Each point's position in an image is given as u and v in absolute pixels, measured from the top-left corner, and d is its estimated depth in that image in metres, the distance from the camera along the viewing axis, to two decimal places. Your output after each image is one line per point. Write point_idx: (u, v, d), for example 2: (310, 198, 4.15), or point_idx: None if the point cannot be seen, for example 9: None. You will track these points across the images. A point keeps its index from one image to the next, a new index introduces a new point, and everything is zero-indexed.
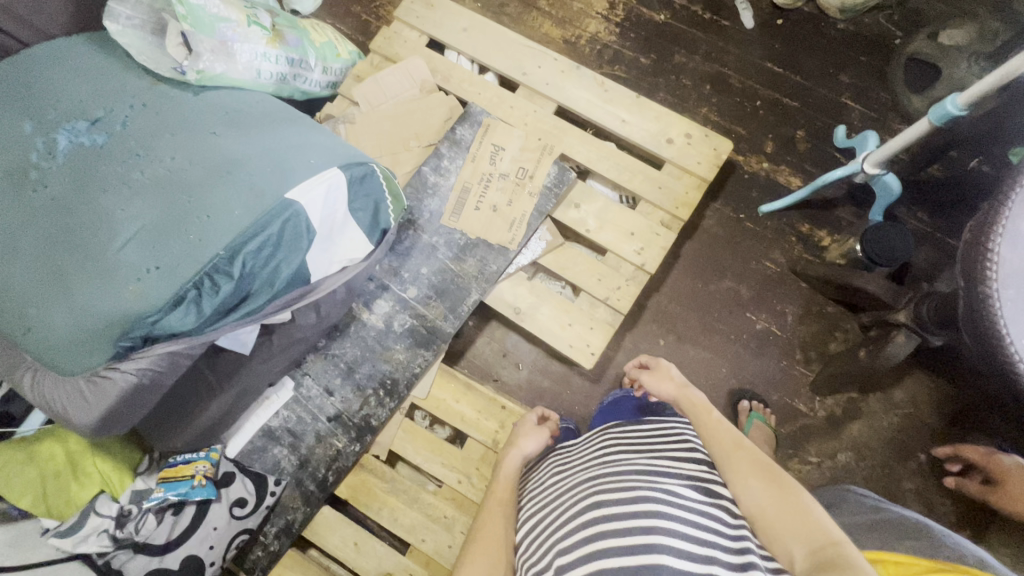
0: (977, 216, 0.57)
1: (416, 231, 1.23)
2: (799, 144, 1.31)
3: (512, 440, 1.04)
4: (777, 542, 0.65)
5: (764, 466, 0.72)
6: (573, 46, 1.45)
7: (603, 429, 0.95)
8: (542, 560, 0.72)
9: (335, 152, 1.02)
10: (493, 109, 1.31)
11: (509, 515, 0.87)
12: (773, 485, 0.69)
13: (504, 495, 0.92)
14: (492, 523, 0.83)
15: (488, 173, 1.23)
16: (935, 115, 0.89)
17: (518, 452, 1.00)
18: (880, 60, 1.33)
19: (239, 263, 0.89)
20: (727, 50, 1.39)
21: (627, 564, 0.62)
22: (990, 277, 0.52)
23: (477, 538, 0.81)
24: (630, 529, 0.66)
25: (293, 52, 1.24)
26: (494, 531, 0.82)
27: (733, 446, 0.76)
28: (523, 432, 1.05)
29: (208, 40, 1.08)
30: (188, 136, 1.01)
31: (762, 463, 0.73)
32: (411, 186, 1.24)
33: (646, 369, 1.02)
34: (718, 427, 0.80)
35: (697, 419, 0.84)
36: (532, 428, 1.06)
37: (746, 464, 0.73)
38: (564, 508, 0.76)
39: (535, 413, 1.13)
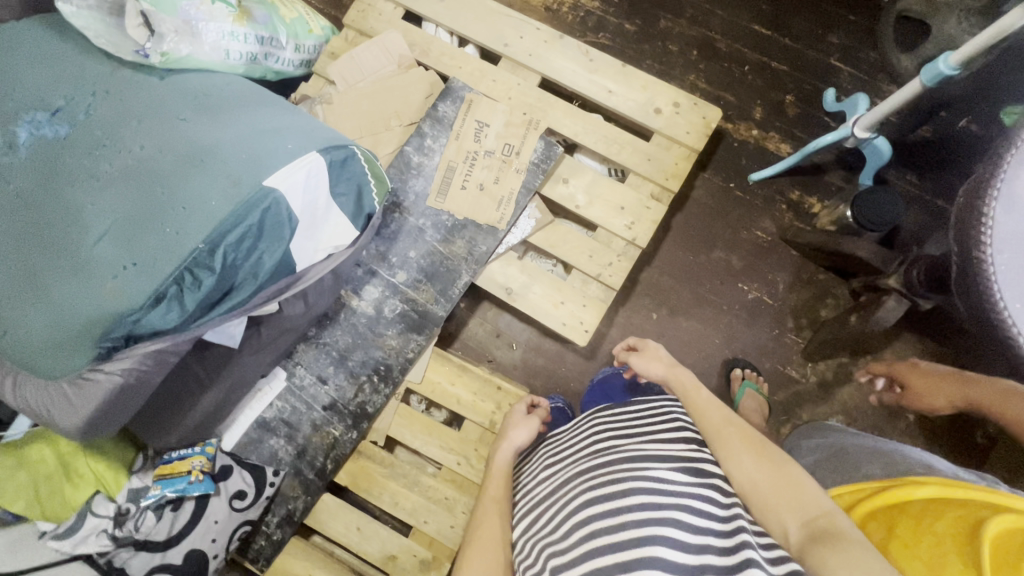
0: (971, 180, 0.56)
1: (401, 214, 1.20)
2: (788, 109, 1.29)
3: (504, 431, 1.04)
4: (771, 517, 0.66)
5: (754, 441, 0.73)
6: (555, 14, 1.40)
7: (593, 413, 0.94)
8: (539, 560, 0.72)
9: (313, 136, 0.98)
10: (475, 83, 1.26)
11: (505, 513, 0.87)
12: (763, 460, 0.70)
13: (497, 493, 0.92)
14: (489, 523, 0.84)
15: (472, 150, 1.19)
16: (927, 76, 0.87)
17: (509, 445, 1.00)
18: (869, 19, 1.30)
19: (220, 255, 0.86)
20: (714, 13, 1.35)
21: (623, 561, 0.63)
22: (984, 242, 0.52)
23: (475, 537, 0.83)
24: (624, 524, 0.66)
25: (262, 30, 1.18)
26: (492, 531, 0.83)
27: (722, 422, 0.77)
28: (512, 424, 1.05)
29: (171, 20, 1.03)
30: (156, 123, 0.97)
31: (751, 437, 0.74)
32: (394, 168, 1.21)
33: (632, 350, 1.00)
34: (706, 404, 0.81)
35: (686, 398, 0.84)
36: (521, 419, 1.05)
37: (736, 439, 0.73)
38: (559, 503, 0.76)
39: (524, 402, 1.12)
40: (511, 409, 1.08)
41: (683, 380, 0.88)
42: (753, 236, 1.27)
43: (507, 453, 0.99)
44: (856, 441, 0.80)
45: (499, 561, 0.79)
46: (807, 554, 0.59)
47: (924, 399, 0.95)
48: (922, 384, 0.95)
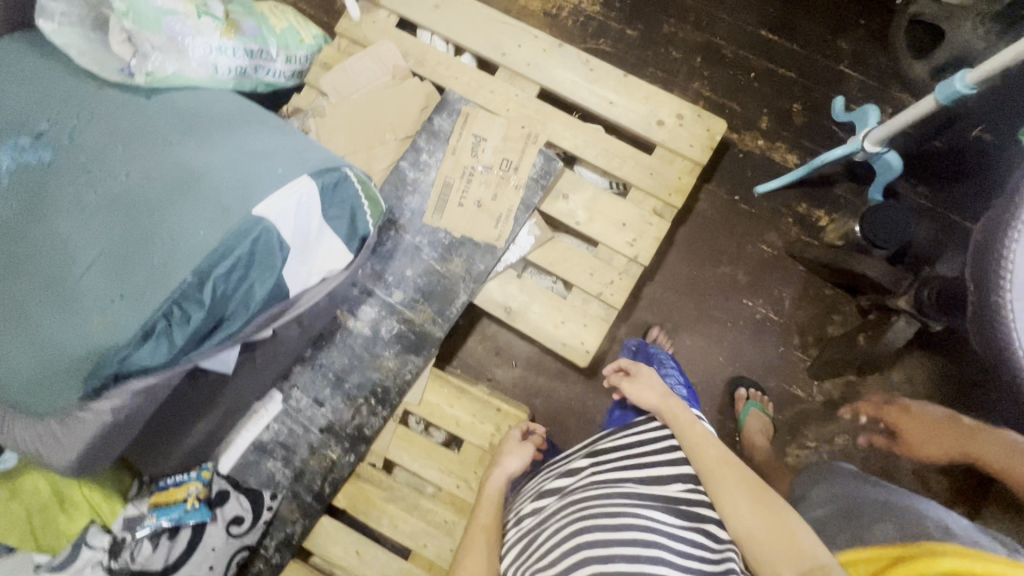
0: (996, 209, 0.50)
1: (397, 231, 1.17)
2: (795, 118, 1.25)
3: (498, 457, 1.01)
4: (765, 567, 0.65)
5: (749, 486, 0.72)
6: (554, 19, 1.36)
7: (587, 441, 0.91)
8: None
9: (304, 158, 0.95)
10: (472, 95, 1.22)
11: (494, 539, 0.85)
12: (760, 506, 0.69)
13: (488, 520, 0.88)
14: (475, 548, 0.83)
15: (469, 166, 1.16)
16: (941, 94, 0.83)
17: (501, 471, 0.98)
18: (879, 23, 1.25)
19: (210, 288, 0.83)
20: (719, 17, 1.30)
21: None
22: (1002, 287, 0.48)
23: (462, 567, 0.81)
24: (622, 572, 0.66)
25: (251, 42, 1.14)
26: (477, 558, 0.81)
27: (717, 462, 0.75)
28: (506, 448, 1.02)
29: (155, 38, 0.99)
30: (142, 146, 0.93)
31: (746, 481, 0.73)
32: (389, 184, 1.18)
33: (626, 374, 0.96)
34: (701, 443, 0.78)
35: (679, 431, 0.81)
36: (514, 444, 1.03)
37: (731, 485, 0.72)
38: (550, 530, 0.76)
39: (519, 428, 1.09)
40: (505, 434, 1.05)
41: (677, 411, 0.84)
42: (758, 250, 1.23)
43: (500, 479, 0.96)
44: (865, 494, 0.79)
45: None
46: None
47: (917, 447, 0.92)
48: (917, 430, 0.91)
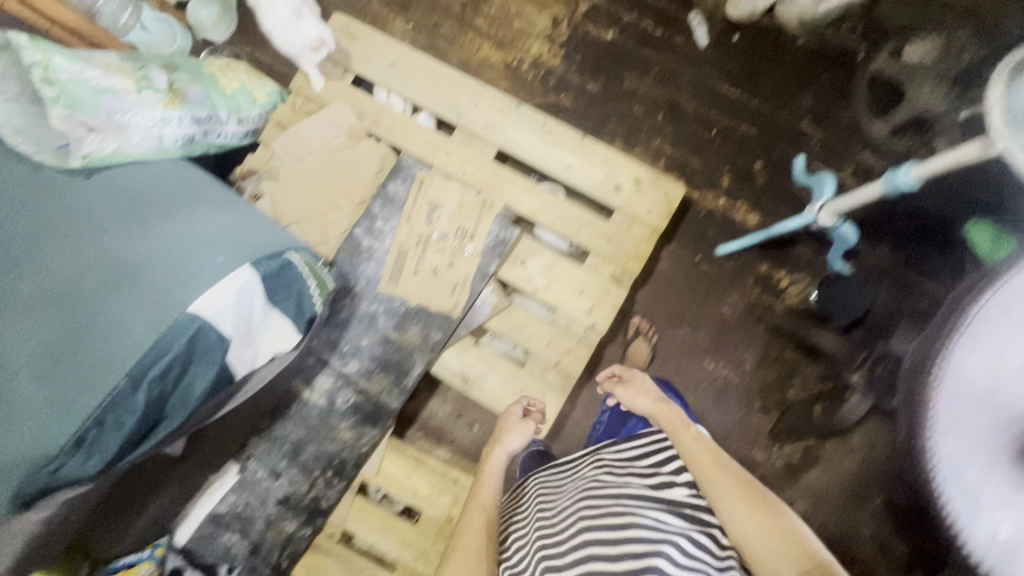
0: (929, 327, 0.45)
1: (353, 300, 1.16)
2: (757, 177, 1.23)
3: (498, 434, 1.04)
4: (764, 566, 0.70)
5: (741, 484, 0.77)
6: (514, 72, 1.33)
7: (593, 450, 0.98)
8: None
9: (246, 245, 0.93)
10: (428, 157, 1.20)
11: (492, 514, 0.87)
12: (756, 508, 0.74)
13: (488, 498, 0.91)
14: (474, 526, 0.85)
15: (425, 233, 1.14)
16: (887, 185, 0.82)
17: (502, 448, 1.00)
18: (843, 78, 1.23)
19: (144, 390, 0.81)
20: (681, 71, 1.28)
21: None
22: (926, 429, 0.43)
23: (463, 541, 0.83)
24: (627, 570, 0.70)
25: (199, 109, 1.11)
26: (476, 533, 0.84)
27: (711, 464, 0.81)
28: (506, 424, 1.05)
29: (92, 118, 0.96)
30: (78, 235, 0.91)
31: (739, 481, 0.78)
32: (344, 252, 1.16)
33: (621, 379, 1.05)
34: (694, 444, 0.85)
35: (677, 438, 0.88)
36: (515, 422, 1.04)
37: (726, 482, 0.77)
38: (560, 526, 0.81)
39: (517, 404, 1.08)
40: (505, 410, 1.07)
41: (672, 418, 0.92)
42: (720, 312, 1.22)
43: (501, 456, 0.98)
44: None
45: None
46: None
47: None
48: None
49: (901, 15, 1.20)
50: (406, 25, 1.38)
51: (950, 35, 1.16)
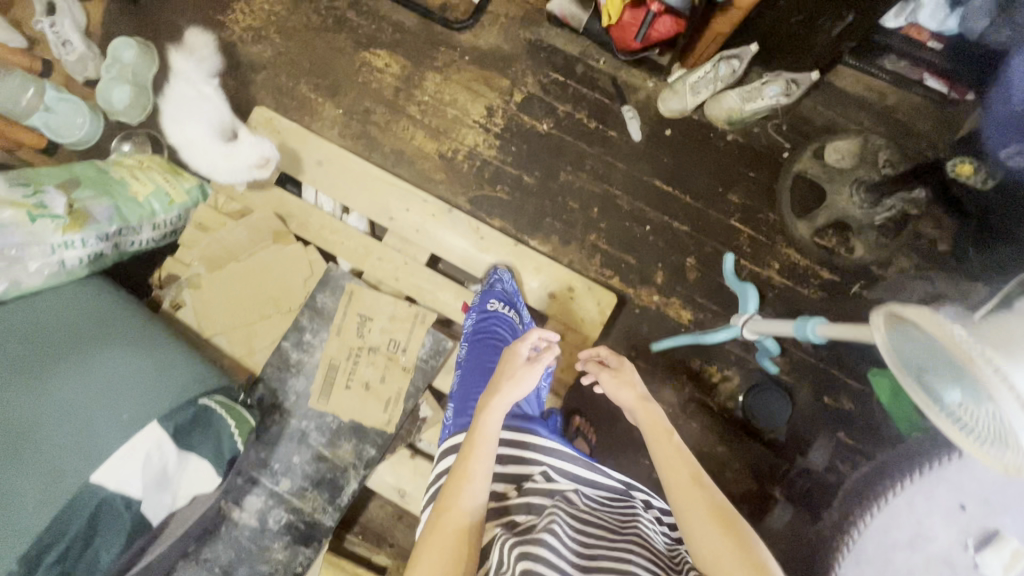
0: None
1: (282, 416, 1.12)
2: (690, 273, 1.25)
3: (495, 380, 0.84)
4: None
5: (719, 510, 0.72)
6: (450, 162, 1.30)
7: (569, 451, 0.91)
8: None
9: (155, 395, 0.89)
10: (359, 263, 1.17)
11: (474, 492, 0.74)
12: (732, 533, 0.68)
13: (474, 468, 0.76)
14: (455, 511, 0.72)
15: (356, 347, 1.11)
16: (798, 331, 0.86)
17: (501, 402, 0.81)
18: (770, 176, 1.26)
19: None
20: (615, 165, 1.28)
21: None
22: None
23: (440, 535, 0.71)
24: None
25: (105, 225, 1.04)
26: (454, 533, 0.71)
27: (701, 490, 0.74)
28: (507, 372, 0.85)
29: None
30: None
31: (718, 504, 0.71)
32: (272, 367, 1.12)
33: (608, 366, 0.90)
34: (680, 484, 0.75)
35: (656, 443, 0.79)
36: (521, 366, 0.84)
37: (703, 508, 0.71)
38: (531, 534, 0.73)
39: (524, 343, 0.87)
40: (511, 350, 0.86)
41: (656, 419, 0.81)
42: None
43: (496, 414, 0.80)
44: None
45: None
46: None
47: None
48: None
49: (825, 112, 1.24)
50: (337, 111, 1.33)
51: (866, 137, 1.20)
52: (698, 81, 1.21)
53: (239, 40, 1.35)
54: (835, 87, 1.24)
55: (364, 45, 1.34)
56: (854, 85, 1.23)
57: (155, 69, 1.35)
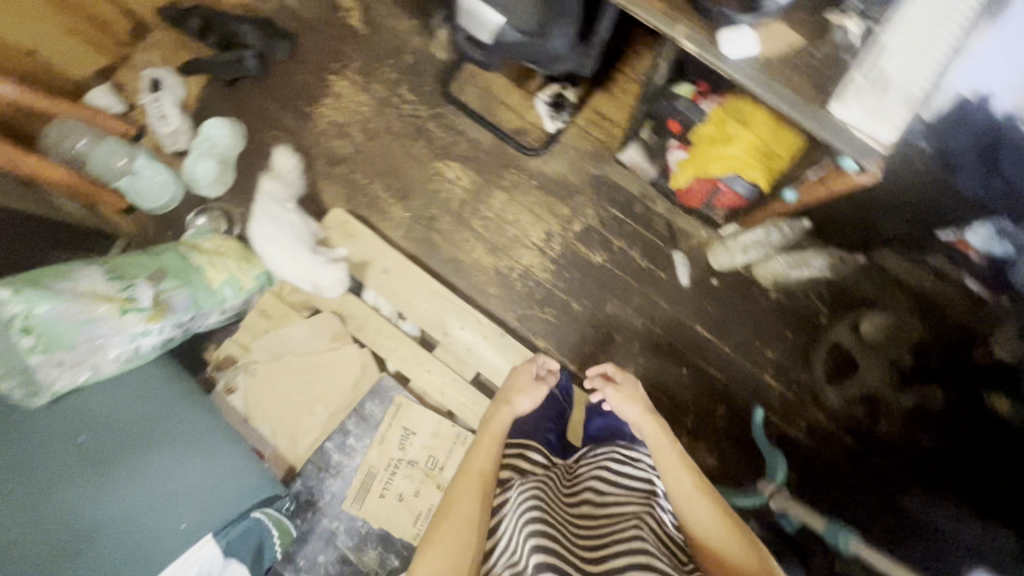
0: None
1: (315, 513, 1.16)
2: (719, 420, 1.30)
3: (506, 393, 1.05)
4: None
5: (718, 503, 0.85)
6: (504, 278, 1.37)
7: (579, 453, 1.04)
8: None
9: (214, 505, 0.94)
10: (408, 372, 1.23)
11: (484, 477, 0.90)
12: (721, 515, 0.83)
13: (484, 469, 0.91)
14: (466, 500, 0.86)
15: (396, 458, 1.16)
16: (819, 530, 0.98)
17: (508, 411, 1.02)
18: (807, 338, 1.31)
19: None
20: (660, 305, 1.35)
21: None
22: None
23: (462, 518, 0.84)
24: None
25: (181, 315, 1.10)
26: (471, 510, 0.85)
27: (701, 496, 0.86)
28: (517, 392, 1.04)
29: (69, 352, 0.93)
30: (26, 488, 0.85)
31: (714, 503, 0.85)
32: (313, 464, 1.17)
33: (613, 381, 1.06)
34: (677, 470, 0.89)
35: (653, 439, 0.95)
36: (525, 386, 1.05)
37: (690, 488, 0.86)
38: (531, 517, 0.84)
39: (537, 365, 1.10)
40: (520, 370, 1.06)
41: (656, 426, 0.97)
42: None
43: (504, 417, 1.01)
44: None
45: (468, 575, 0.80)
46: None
47: None
48: None
49: (874, 293, 1.30)
50: (405, 213, 1.40)
51: (901, 318, 1.28)
52: (746, 242, 1.31)
53: (323, 131, 1.43)
54: (880, 266, 1.30)
55: (439, 156, 1.42)
56: (900, 267, 1.29)
57: (239, 148, 1.43)
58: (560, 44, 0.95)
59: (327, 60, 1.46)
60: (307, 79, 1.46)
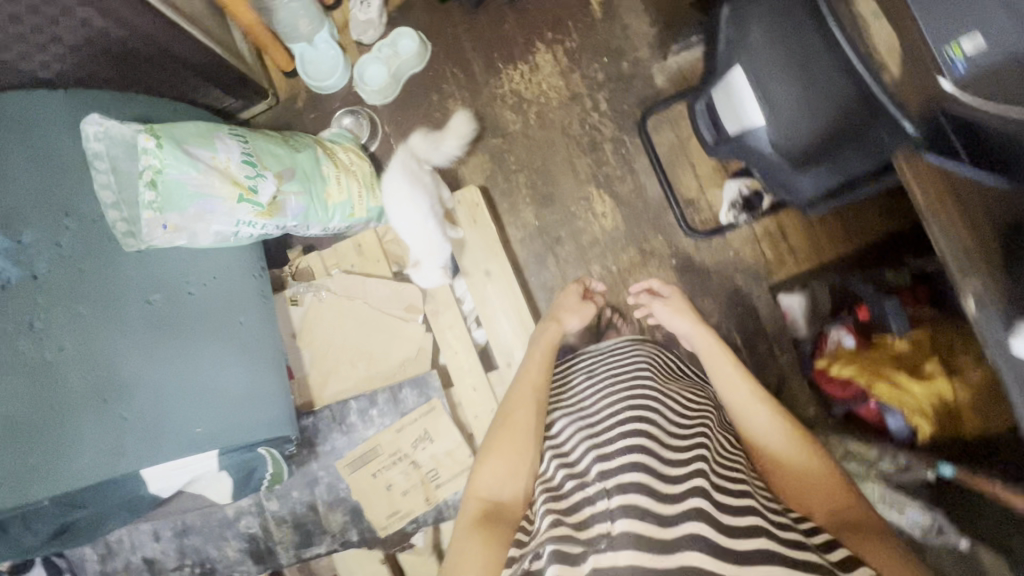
0: None
1: (309, 454, 1.16)
2: None
3: (557, 312, 1.08)
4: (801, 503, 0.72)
5: (783, 412, 0.81)
6: None
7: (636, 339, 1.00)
8: (572, 500, 0.66)
9: (233, 425, 0.95)
10: (457, 379, 1.18)
11: (539, 394, 0.88)
12: (787, 427, 0.79)
13: (536, 383, 0.91)
14: (524, 411, 0.84)
15: (403, 452, 1.14)
16: None
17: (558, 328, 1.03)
18: None
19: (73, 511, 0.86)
20: None
21: (673, 511, 0.59)
22: None
23: (517, 429, 0.81)
24: (680, 480, 0.64)
25: (288, 221, 1.06)
26: (524, 420, 0.83)
27: (765, 413, 0.81)
28: (560, 311, 1.08)
29: (178, 216, 0.92)
30: (101, 318, 0.90)
31: (781, 416, 0.80)
32: (330, 412, 1.16)
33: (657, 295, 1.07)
34: (732, 375, 0.86)
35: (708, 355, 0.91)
36: (572, 304, 1.09)
37: (749, 392, 0.83)
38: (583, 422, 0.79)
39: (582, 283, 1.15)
40: (564, 293, 1.10)
41: (709, 343, 0.93)
42: None
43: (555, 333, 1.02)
44: None
45: (518, 481, 0.76)
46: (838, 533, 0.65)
47: None
48: None
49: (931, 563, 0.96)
50: (534, 220, 1.30)
51: None
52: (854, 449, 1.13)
53: (501, 96, 1.33)
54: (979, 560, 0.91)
55: (598, 183, 1.29)
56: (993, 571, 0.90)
57: (418, 68, 1.34)
58: (807, 183, 0.80)
59: (545, 26, 1.32)
60: (516, 35, 1.33)
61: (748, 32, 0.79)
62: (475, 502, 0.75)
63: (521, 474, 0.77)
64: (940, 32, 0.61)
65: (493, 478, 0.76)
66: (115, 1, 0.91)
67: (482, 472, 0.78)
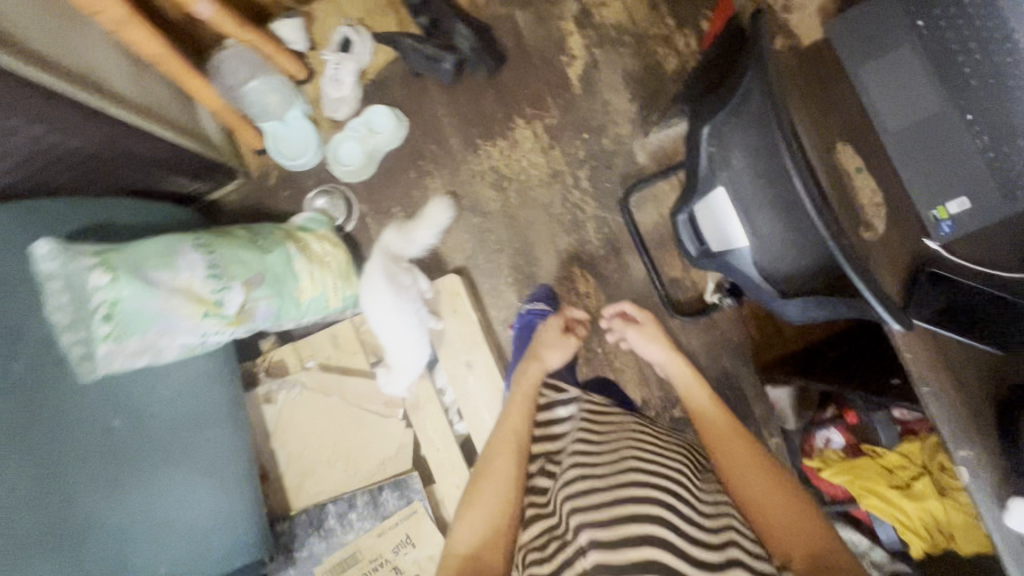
0: None
1: (285, 562, 1.10)
2: None
3: (536, 348, 1.04)
4: (771, 539, 0.72)
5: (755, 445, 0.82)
6: None
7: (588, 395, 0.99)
8: (549, 548, 0.73)
9: (195, 556, 0.91)
10: (438, 476, 1.14)
11: (517, 442, 0.89)
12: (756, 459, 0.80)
13: (516, 428, 0.91)
14: (501, 460, 0.86)
15: (384, 557, 1.09)
16: None
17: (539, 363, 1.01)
18: None
19: None
20: None
21: (630, 549, 0.66)
22: None
23: (493, 481, 0.84)
24: (638, 517, 0.68)
25: (258, 325, 1.02)
26: (502, 469, 0.85)
27: (741, 446, 0.82)
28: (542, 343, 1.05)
29: (138, 339, 0.87)
30: (52, 452, 0.80)
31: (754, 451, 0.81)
32: (306, 517, 1.10)
33: (634, 322, 1.07)
34: (705, 404, 0.89)
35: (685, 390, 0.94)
36: (554, 337, 1.06)
37: (723, 425, 0.85)
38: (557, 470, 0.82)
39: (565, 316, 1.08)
40: (546, 326, 1.07)
41: (688, 380, 0.95)
42: None
43: (536, 371, 1.00)
44: None
45: (498, 534, 0.80)
46: (806, 575, 0.65)
47: None
48: None
49: None
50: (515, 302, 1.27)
51: None
52: None
53: (480, 174, 1.30)
54: None
55: (580, 262, 1.27)
56: None
57: (394, 145, 1.29)
58: (793, 311, 0.77)
59: (525, 101, 1.30)
60: (494, 110, 1.30)
61: (731, 157, 0.76)
62: (456, 558, 0.79)
63: (499, 526, 0.80)
64: (923, 187, 0.59)
65: (472, 532, 0.80)
66: (64, 111, 0.85)
67: (464, 526, 0.81)
